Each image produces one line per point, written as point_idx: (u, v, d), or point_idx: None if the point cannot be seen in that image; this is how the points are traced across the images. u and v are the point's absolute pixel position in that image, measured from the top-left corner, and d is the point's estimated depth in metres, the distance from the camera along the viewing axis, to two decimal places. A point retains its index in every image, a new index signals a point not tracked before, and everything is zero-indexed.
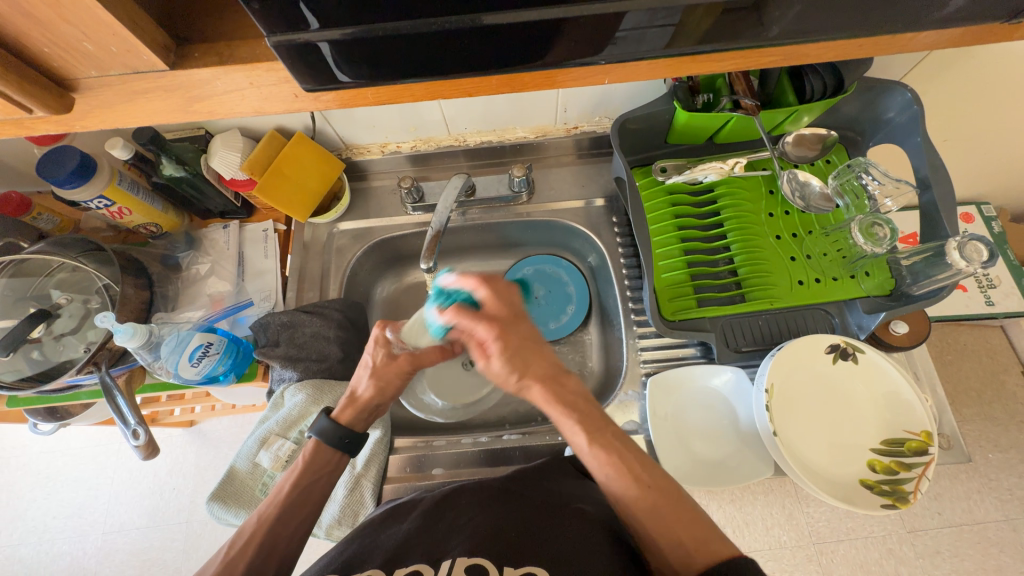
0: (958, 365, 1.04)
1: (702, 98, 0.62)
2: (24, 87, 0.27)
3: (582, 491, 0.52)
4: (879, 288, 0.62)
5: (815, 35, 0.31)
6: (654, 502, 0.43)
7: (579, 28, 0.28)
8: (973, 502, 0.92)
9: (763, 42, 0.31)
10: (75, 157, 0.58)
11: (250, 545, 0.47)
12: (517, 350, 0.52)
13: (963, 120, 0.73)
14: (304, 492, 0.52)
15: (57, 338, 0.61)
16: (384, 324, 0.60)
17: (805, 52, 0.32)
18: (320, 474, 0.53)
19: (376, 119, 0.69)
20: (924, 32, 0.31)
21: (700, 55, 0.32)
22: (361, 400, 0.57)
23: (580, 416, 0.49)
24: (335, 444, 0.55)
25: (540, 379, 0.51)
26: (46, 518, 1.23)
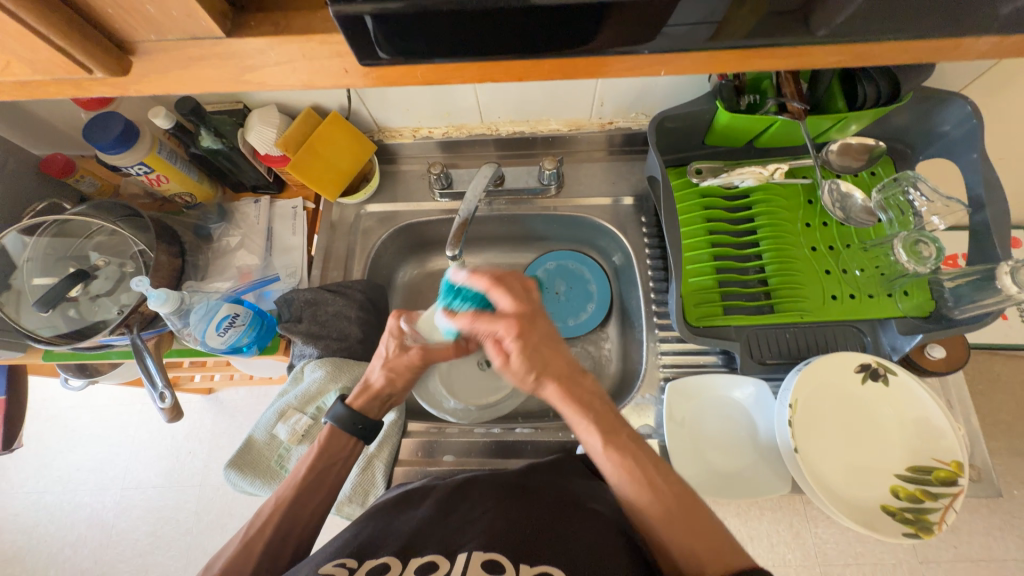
0: (990, 396, 1.00)
1: (746, 98, 0.60)
2: (86, 46, 0.27)
3: (592, 490, 0.52)
4: (918, 310, 0.59)
5: (883, 35, 0.29)
6: (670, 508, 0.45)
7: (638, 15, 0.27)
8: (994, 538, 0.88)
9: (827, 39, 0.29)
10: (120, 123, 0.60)
11: (268, 526, 0.48)
12: (533, 348, 0.51)
13: (1022, 138, 0.69)
14: (321, 475, 0.53)
15: (93, 298, 0.63)
16: (399, 314, 0.58)
17: (872, 53, 0.31)
18: (335, 457, 0.54)
19: (411, 102, 0.69)
20: (1009, 36, 0.29)
21: (758, 50, 0.31)
22: (373, 390, 0.57)
23: (592, 415, 0.50)
24: (348, 429, 0.55)
25: (555, 380, 0.51)
26: (70, 469, 1.29)
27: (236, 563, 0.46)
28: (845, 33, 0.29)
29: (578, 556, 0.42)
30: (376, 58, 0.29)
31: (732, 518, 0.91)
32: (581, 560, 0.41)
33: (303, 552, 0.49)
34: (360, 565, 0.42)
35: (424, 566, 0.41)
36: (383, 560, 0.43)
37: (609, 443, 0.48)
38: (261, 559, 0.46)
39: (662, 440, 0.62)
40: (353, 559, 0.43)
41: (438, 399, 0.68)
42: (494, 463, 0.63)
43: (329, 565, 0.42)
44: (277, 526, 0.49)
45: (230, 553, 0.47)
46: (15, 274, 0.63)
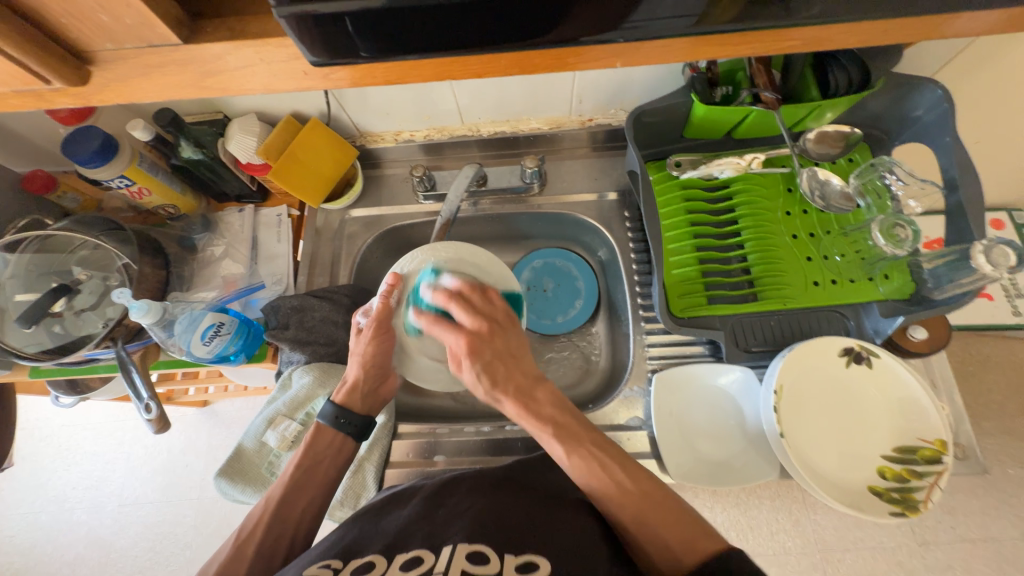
0: (980, 377, 1.01)
1: (721, 90, 0.61)
2: (40, 56, 0.27)
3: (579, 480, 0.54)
4: (899, 292, 0.59)
5: (835, 18, 0.30)
6: (641, 508, 0.44)
7: (597, 6, 0.28)
8: (990, 517, 0.89)
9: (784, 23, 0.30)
10: (98, 136, 0.60)
11: (259, 528, 0.49)
12: (489, 363, 0.51)
13: (996, 120, 0.70)
14: (307, 474, 0.53)
15: (78, 313, 0.63)
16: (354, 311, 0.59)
17: (829, 36, 0.32)
18: (322, 454, 0.55)
19: (391, 106, 0.69)
20: (961, 14, 0.30)
21: (717, 36, 0.31)
22: (353, 382, 0.57)
23: (553, 427, 0.49)
24: (334, 424, 0.56)
25: (513, 394, 0.51)
26: (66, 488, 1.28)
27: (229, 568, 0.46)
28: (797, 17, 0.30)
29: (564, 545, 0.42)
30: (343, 58, 0.29)
31: (730, 508, 0.91)
32: (564, 547, 0.42)
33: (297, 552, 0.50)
34: (344, 566, 0.42)
35: (411, 561, 0.42)
36: (368, 559, 0.43)
37: (572, 448, 0.48)
38: (254, 562, 0.47)
39: (651, 432, 0.62)
40: (339, 561, 0.43)
41: (428, 375, 0.58)
42: (486, 461, 0.63)
43: (314, 566, 0.42)
44: (267, 529, 0.49)
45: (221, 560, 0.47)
46: None
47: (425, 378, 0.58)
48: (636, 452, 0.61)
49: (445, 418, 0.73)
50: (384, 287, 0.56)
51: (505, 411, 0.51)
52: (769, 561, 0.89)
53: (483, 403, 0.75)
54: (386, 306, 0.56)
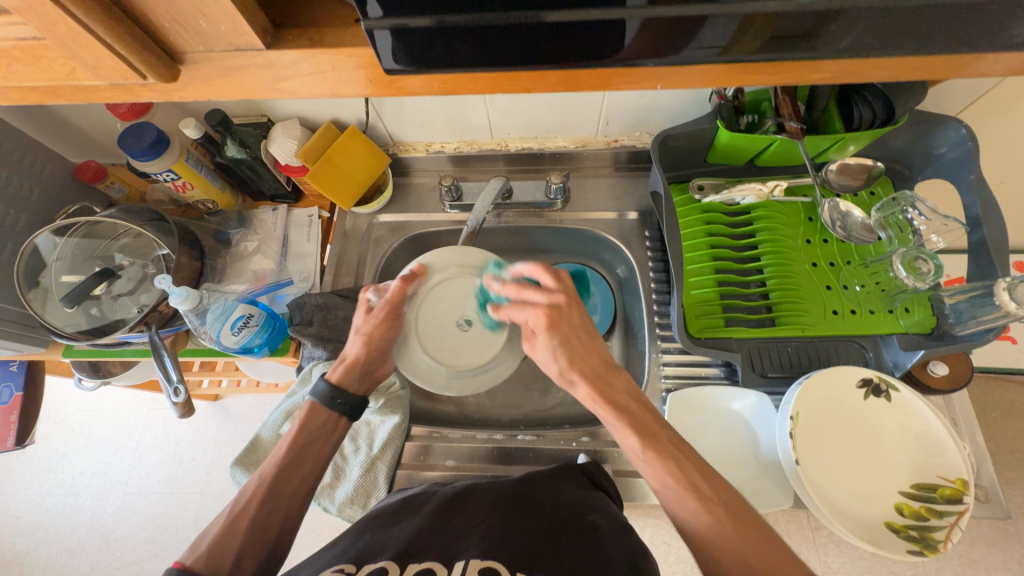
0: (1003, 423, 0.99)
1: (746, 119, 0.63)
2: (141, 53, 0.31)
3: (591, 501, 0.52)
4: (919, 326, 0.59)
5: (870, 52, 0.31)
6: (714, 528, 0.41)
7: (642, 32, 0.30)
8: (1014, 573, 0.85)
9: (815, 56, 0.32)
10: (153, 132, 0.64)
11: (254, 501, 0.48)
12: (566, 339, 0.53)
13: (1021, 162, 0.71)
14: (302, 450, 0.53)
15: (115, 297, 0.66)
16: (365, 287, 0.61)
17: (858, 68, 0.33)
18: (316, 433, 0.54)
19: (425, 118, 0.73)
20: (990, 54, 0.31)
21: (750, 65, 0.33)
22: (350, 360, 0.58)
23: (626, 418, 0.48)
24: (329, 404, 0.56)
25: (588, 377, 0.52)
26: (75, 473, 1.30)
27: (221, 543, 0.45)
28: (828, 51, 0.31)
29: (578, 568, 0.41)
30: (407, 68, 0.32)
31: None
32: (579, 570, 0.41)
33: (290, 528, 0.49)
34: (358, 569, 0.42)
35: (423, 572, 0.42)
36: (382, 564, 0.42)
37: (648, 438, 0.47)
38: (248, 536, 0.46)
39: None
40: (352, 565, 0.43)
41: (429, 374, 0.61)
42: (496, 469, 0.64)
43: (327, 569, 0.42)
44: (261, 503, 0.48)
45: (216, 528, 0.46)
46: (43, 272, 0.66)
47: (424, 375, 0.61)
48: None
49: (455, 424, 0.74)
50: (402, 274, 0.59)
51: (577, 395, 0.52)
52: None
53: (494, 413, 0.76)
54: (403, 290, 0.59)
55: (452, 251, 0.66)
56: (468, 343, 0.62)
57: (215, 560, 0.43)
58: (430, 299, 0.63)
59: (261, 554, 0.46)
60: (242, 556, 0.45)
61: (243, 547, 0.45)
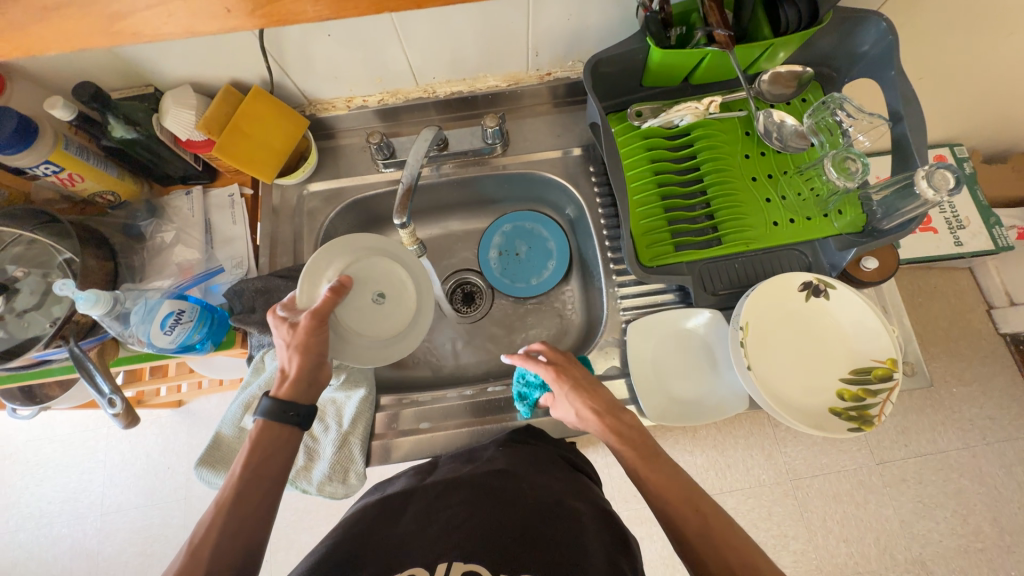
0: (928, 306, 1.09)
1: (676, 31, 0.59)
2: None
3: (574, 489, 0.54)
4: (852, 226, 0.62)
5: None
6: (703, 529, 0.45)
7: None
8: (937, 433, 0.99)
9: None
10: (12, 118, 0.54)
11: (213, 531, 0.45)
12: (575, 389, 0.56)
13: (936, 53, 0.74)
14: (257, 474, 0.48)
15: (20, 315, 0.59)
16: (272, 306, 0.55)
17: None
18: (270, 448, 0.50)
19: (339, 69, 0.66)
20: None
21: None
22: (294, 375, 0.52)
23: (636, 447, 0.51)
24: (279, 418, 0.50)
25: (600, 414, 0.54)
26: (42, 504, 1.24)
27: None
28: None
29: (561, 552, 0.43)
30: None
31: (707, 449, 0.99)
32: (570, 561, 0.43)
33: (256, 551, 0.46)
34: None
35: None
36: None
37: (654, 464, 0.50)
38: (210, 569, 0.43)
39: (629, 379, 0.64)
40: None
41: (366, 357, 0.57)
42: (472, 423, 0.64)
43: None
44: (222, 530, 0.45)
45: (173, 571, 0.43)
46: None
47: (364, 358, 0.57)
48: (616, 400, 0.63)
49: (427, 388, 0.74)
50: (332, 285, 0.54)
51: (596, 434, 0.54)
52: (745, 493, 0.99)
53: (464, 371, 0.76)
54: (333, 301, 0.54)
55: (347, 238, 0.59)
56: (387, 316, 0.61)
57: None
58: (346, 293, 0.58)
59: None
60: None
61: None
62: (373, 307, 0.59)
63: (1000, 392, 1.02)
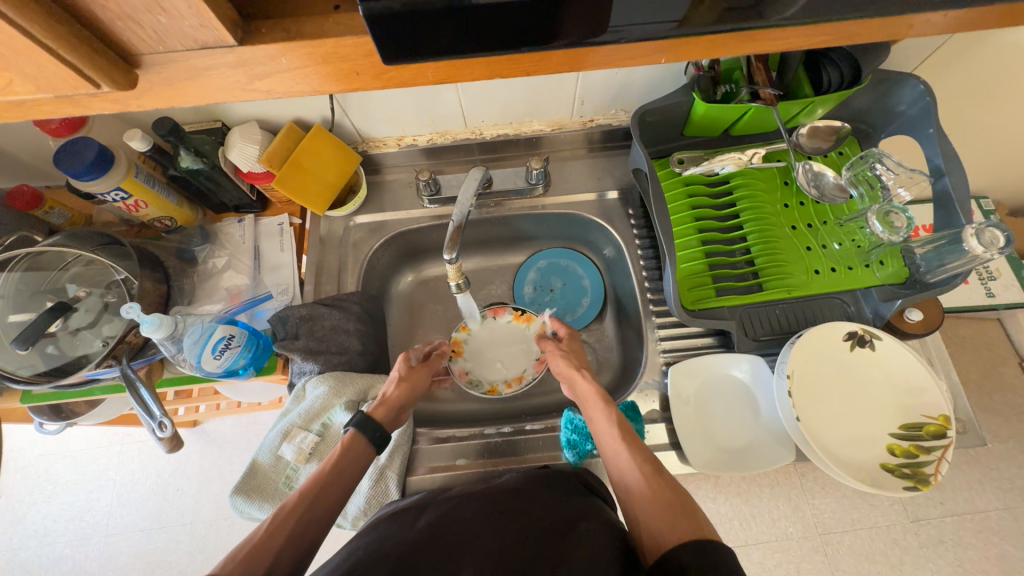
0: (958, 357, 1.07)
1: (722, 89, 0.63)
2: (97, 64, 0.28)
3: (587, 506, 0.51)
4: (894, 277, 0.62)
5: (836, 17, 0.31)
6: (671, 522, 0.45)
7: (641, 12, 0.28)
8: (975, 491, 0.94)
9: (781, 22, 0.31)
10: (93, 149, 0.58)
11: (302, 498, 0.48)
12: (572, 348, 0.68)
13: (967, 110, 0.76)
14: (345, 467, 0.53)
15: (74, 332, 0.60)
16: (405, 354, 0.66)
17: (863, 31, 0.33)
18: (357, 456, 0.54)
19: (395, 111, 0.69)
20: (925, 16, 0.32)
21: (718, 37, 0.32)
22: (391, 400, 0.60)
23: (622, 430, 0.55)
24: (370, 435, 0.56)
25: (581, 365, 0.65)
26: (47, 522, 1.22)
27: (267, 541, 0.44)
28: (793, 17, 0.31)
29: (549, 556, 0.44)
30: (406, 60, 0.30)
31: (732, 498, 0.96)
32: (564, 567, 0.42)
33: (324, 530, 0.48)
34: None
35: None
36: None
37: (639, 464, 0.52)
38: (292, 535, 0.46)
39: (670, 423, 0.63)
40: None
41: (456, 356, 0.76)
42: (507, 461, 0.63)
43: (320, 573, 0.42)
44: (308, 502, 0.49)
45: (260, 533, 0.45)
46: None
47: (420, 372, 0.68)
48: (656, 444, 0.62)
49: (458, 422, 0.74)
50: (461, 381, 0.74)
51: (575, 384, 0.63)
52: (773, 547, 0.94)
53: (496, 406, 0.76)
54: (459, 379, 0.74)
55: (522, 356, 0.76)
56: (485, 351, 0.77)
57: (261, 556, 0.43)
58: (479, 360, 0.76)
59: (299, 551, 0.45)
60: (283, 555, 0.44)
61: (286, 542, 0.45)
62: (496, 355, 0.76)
63: None
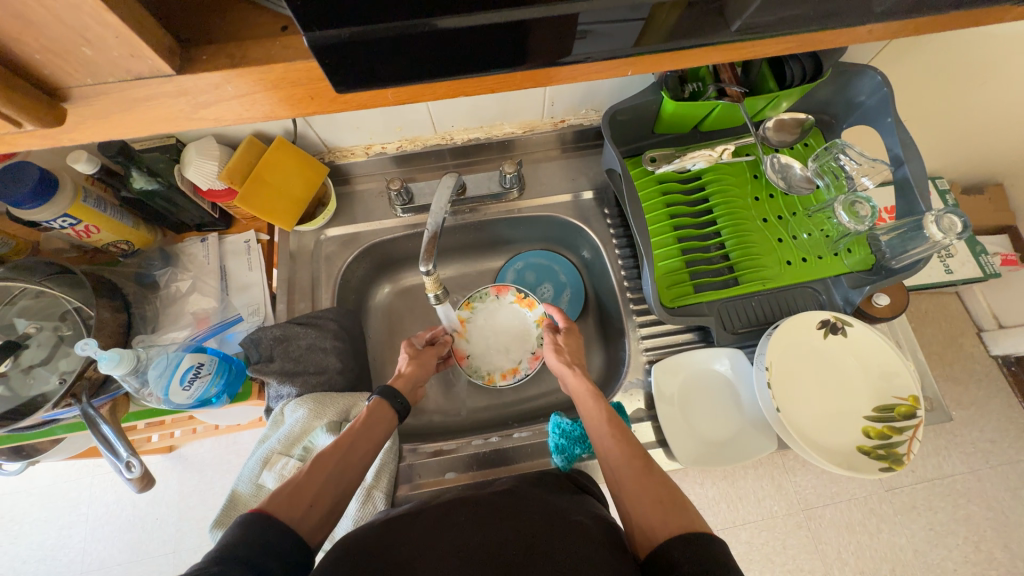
0: (921, 330, 1.13)
1: (689, 87, 0.62)
2: (18, 102, 0.25)
3: (577, 503, 0.51)
4: (861, 263, 0.65)
5: (791, 30, 0.30)
6: (663, 515, 0.45)
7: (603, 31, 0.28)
8: (941, 457, 0.99)
9: (739, 33, 0.30)
10: (34, 173, 0.53)
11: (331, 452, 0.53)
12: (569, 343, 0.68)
13: (920, 96, 0.79)
14: (365, 430, 0.56)
15: (26, 370, 0.56)
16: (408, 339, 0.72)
17: (825, 39, 0.33)
18: (374, 425, 0.57)
19: (361, 120, 0.67)
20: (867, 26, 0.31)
21: (675, 50, 0.31)
22: (407, 375, 0.66)
23: (616, 427, 0.55)
24: (391, 403, 0.60)
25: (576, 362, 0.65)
26: (16, 564, 1.15)
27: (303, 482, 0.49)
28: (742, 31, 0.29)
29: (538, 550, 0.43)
30: (362, 86, 0.29)
31: (719, 482, 0.98)
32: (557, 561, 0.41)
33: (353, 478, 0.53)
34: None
35: None
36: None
37: (631, 460, 0.52)
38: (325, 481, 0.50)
39: (656, 421, 0.63)
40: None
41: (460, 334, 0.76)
42: (498, 471, 0.62)
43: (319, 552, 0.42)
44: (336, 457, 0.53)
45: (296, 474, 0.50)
46: None
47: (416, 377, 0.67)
48: (643, 443, 0.63)
49: (445, 433, 0.73)
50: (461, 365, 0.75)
51: (570, 380, 0.63)
52: (759, 526, 0.97)
53: (482, 415, 0.76)
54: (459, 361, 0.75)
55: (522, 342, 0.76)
56: (486, 333, 0.77)
57: (297, 493, 0.47)
58: (479, 343, 0.76)
59: (331, 499, 0.50)
60: (321, 493, 0.49)
61: (320, 487, 0.49)
62: (496, 338, 0.76)
63: (997, 414, 1.04)
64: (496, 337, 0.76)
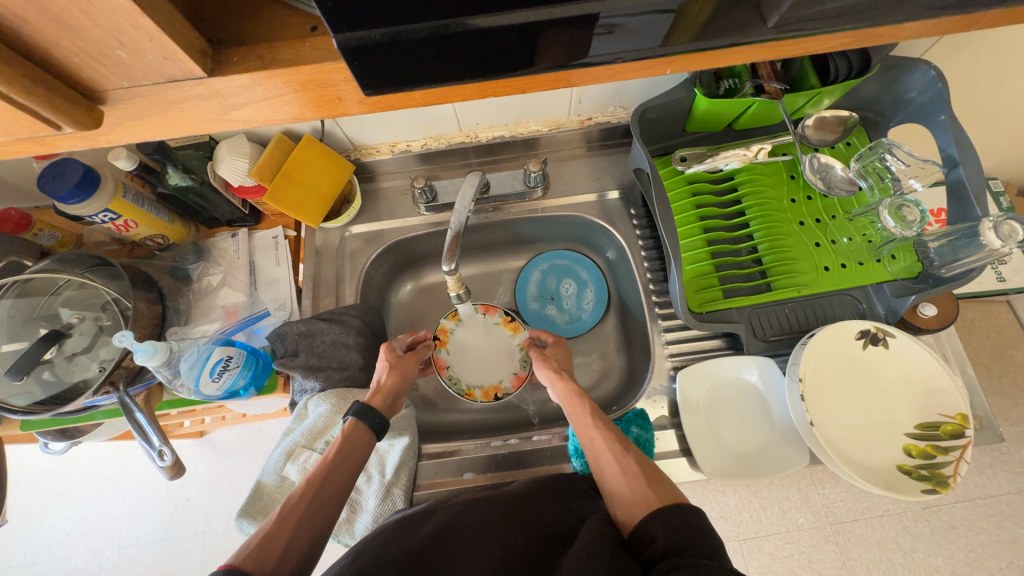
0: (968, 341, 1.06)
1: (725, 84, 0.60)
2: (58, 105, 0.26)
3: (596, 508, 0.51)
4: (906, 271, 0.61)
5: (843, 26, 0.28)
6: (645, 500, 0.44)
7: (639, 30, 0.27)
8: (986, 476, 0.93)
9: (777, 29, 0.28)
10: (77, 170, 0.56)
11: (302, 496, 0.48)
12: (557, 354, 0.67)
13: (978, 92, 0.73)
14: (344, 462, 0.52)
15: (70, 358, 0.59)
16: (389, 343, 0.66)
17: (878, 34, 0.31)
18: (349, 455, 0.53)
19: (387, 118, 0.67)
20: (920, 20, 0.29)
21: (716, 49, 0.30)
22: (385, 387, 0.61)
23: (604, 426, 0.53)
24: (368, 421, 0.56)
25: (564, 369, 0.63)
26: (60, 536, 1.22)
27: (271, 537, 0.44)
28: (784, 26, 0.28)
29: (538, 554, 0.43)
30: (390, 88, 0.28)
31: (743, 491, 0.95)
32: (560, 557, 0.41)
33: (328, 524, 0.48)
34: None
35: None
36: None
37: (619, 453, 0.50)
38: (297, 531, 0.45)
39: (680, 429, 0.62)
40: None
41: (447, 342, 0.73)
42: (515, 474, 0.62)
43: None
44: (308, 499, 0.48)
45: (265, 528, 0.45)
46: None
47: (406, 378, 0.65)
48: (666, 452, 0.61)
49: (463, 432, 0.73)
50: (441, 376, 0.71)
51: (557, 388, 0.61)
52: (783, 538, 0.94)
53: (500, 415, 0.75)
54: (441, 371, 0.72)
55: (506, 365, 0.72)
56: (470, 343, 0.73)
57: (264, 552, 0.42)
58: (462, 355, 0.73)
59: (304, 550, 0.45)
60: (291, 545, 0.44)
61: (290, 539, 0.44)
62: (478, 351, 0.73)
63: None
64: (479, 353, 0.73)
